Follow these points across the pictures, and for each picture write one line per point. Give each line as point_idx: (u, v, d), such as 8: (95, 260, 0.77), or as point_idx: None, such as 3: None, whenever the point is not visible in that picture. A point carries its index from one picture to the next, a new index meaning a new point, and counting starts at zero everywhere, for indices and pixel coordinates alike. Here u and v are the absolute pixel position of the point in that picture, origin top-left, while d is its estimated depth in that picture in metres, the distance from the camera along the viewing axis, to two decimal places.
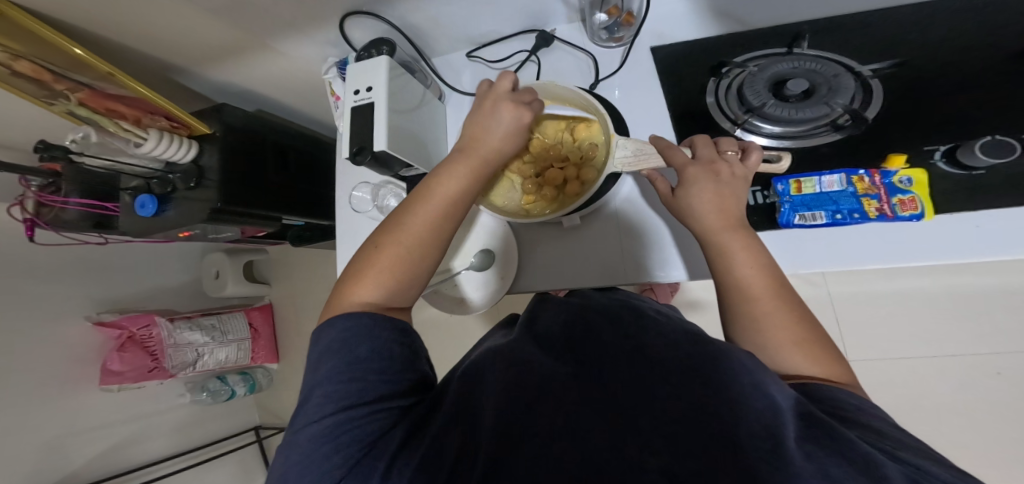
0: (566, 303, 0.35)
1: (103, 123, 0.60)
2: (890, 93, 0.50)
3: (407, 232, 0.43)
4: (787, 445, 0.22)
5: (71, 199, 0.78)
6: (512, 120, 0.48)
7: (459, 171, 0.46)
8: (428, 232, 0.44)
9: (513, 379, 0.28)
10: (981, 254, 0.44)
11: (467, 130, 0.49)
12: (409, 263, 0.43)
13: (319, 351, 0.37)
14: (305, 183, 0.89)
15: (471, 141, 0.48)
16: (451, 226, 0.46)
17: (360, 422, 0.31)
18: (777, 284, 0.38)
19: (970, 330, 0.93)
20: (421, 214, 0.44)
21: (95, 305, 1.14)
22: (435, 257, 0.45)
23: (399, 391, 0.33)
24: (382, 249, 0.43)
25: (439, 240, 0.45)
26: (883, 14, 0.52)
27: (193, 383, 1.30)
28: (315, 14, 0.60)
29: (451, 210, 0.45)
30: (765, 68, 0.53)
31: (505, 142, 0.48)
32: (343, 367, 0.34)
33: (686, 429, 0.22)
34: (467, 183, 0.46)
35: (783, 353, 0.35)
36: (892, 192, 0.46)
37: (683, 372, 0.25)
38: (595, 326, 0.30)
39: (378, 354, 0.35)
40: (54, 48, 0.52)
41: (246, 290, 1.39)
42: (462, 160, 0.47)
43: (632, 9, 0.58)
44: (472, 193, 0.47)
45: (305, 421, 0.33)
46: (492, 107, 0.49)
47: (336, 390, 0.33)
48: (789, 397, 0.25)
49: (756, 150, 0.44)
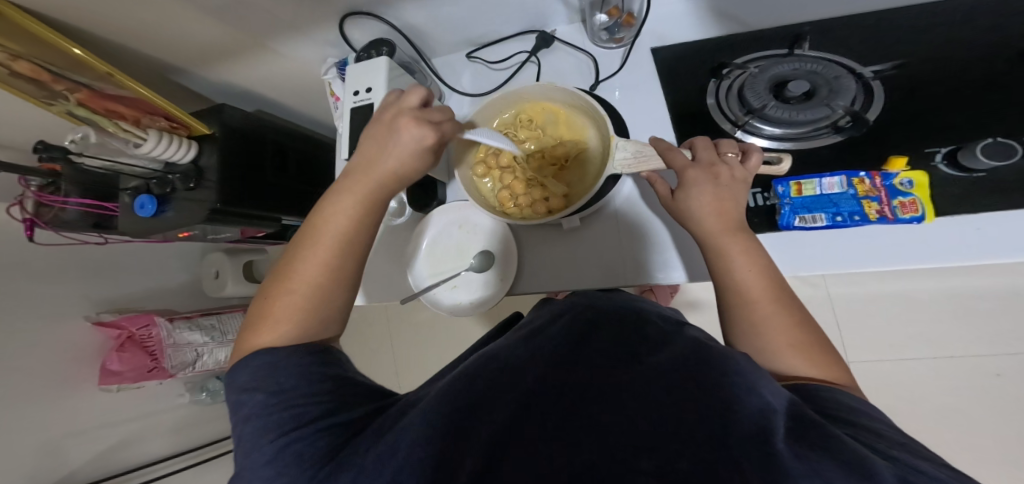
0: (567, 309, 0.35)
1: (102, 123, 0.60)
2: (891, 94, 0.49)
3: (300, 276, 0.40)
4: (777, 445, 0.21)
5: (71, 199, 0.78)
6: (411, 139, 0.43)
7: (351, 201, 0.42)
8: (322, 275, 0.40)
9: (507, 383, 0.28)
10: (981, 256, 0.44)
11: (364, 148, 0.45)
12: (306, 310, 0.39)
13: (240, 388, 0.35)
14: (304, 183, 0.89)
15: (366, 163, 0.44)
16: (352, 265, 0.42)
17: (305, 442, 0.29)
18: (778, 287, 0.38)
19: (971, 331, 0.93)
20: (315, 255, 0.40)
21: (94, 305, 1.14)
22: (339, 299, 0.41)
23: (342, 405, 0.32)
24: (279, 294, 0.39)
25: (340, 276, 0.41)
26: (884, 15, 0.52)
27: (193, 383, 1.31)
28: (314, 14, 0.60)
29: (348, 246, 0.41)
30: (766, 69, 0.53)
31: (403, 163, 0.44)
32: (275, 396, 0.33)
33: (679, 430, 0.22)
34: (362, 214, 0.42)
35: (781, 355, 0.34)
36: (893, 194, 0.46)
37: (674, 375, 0.25)
38: (592, 331, 0.30)
39: (307, 379, 0.34)
40: (54, 48, 0.51)
41: (245, 290, 1.39)
42: (359, 186, 0.43)
43: (632, 9, 0.58)
44: (368, 228, 0.43)
45: (248, 452, 0.31)
46: (391, 123, 0.44)
47: (274, 419, 0.31)
48: (782, 398, 0.25)
49: (757, 152, 0.44)
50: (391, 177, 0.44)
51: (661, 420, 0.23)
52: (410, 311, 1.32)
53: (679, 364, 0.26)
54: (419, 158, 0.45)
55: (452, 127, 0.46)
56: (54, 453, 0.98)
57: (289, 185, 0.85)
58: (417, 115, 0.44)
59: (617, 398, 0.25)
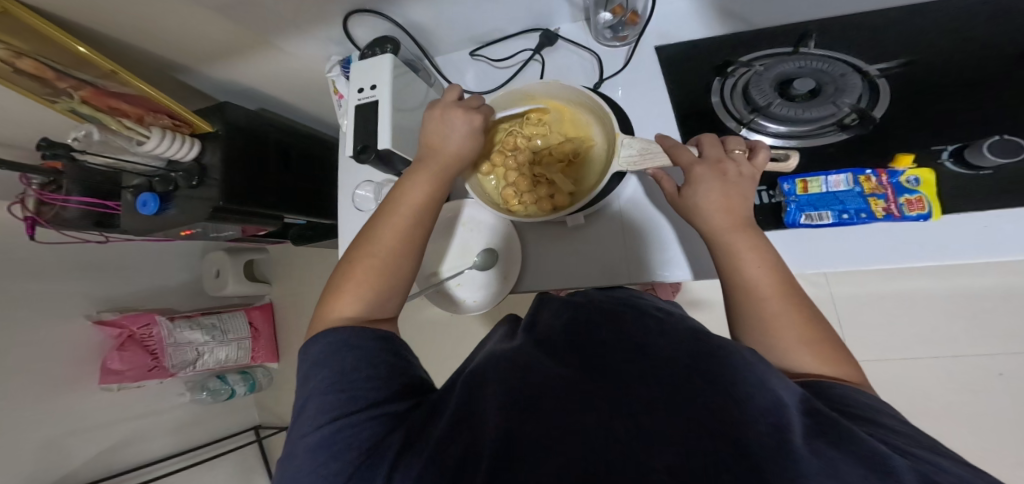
0: (566, 303, 0.34)
1: (106, 121, 0.60)
2: (896, 92, 0.49)
3: (378, 246, 0.44)
4: (793, 442, 0.21)
5: (73, 198, 0.78)
6: (465, 123, 0.50)
7: (420, 180, 0.47)
8: (398, 243, 0.44)
9: (515, 381, 0.27)
10: (988, 254, 0.44)
11: (424, 138, 0.50)
12: (384, 276, 0.43)
13: (311, 363, 0.37)
14: (306, 182, 0.89)
15: (428, 149, 0.49)
16: (422, 236, 0.46)
17: (357, 428, 0.31)
18: (786, 284, 0.38)
19: (975, 330, 0.92)
20: (393, 227, 0.44)
21: (95, 304, 1.14)
22: (410, 268, 0.45)
23: (393, 396, 0.33)
24: (357, 263, 0.43)
25: (412, 251, 0.45)
26: (887, 14, 0.52)
27: (193, 382, 1.29)
28: (318, 12, 0.60)
29: (419, 219, 0.46)
30: (771, 67, 0.53)
31: (461, 145, 0.49)
32: (334, 378, 0.34)
33: (692, 425, 0.22)
34: (430, 190, 0.47)
35: (791, 352, 0.35)
36: (899, 192, 0.46)
37: (685, 372, 0.25)
38: (597, 325, 0.30)
39: (366, 363, 0.35)
40: (58, 47, 0.51)
41: (246, 289, 1.38)
42: (425, 167, 0.48)
43: (636, 8, 0.58)
44: (435, 204, 0.47)
45: (307, 427, 0.33)
46: (443, 114, 0.50)
47: (330, 401, 0.33)
48: (794, 394, 0.25)
49: (764, 149, 0.44)
50: (453, 157, 0.49)
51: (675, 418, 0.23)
52: (412, 310, 1.32)
53: (689, 359, 0.25)
54: (473, 140, 0.50)
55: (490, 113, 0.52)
56: (55, 452, 0.98)
57: (291, 183, 0.84)
58: (464, 105, 0.50)
59: (630, 394, 0.24)
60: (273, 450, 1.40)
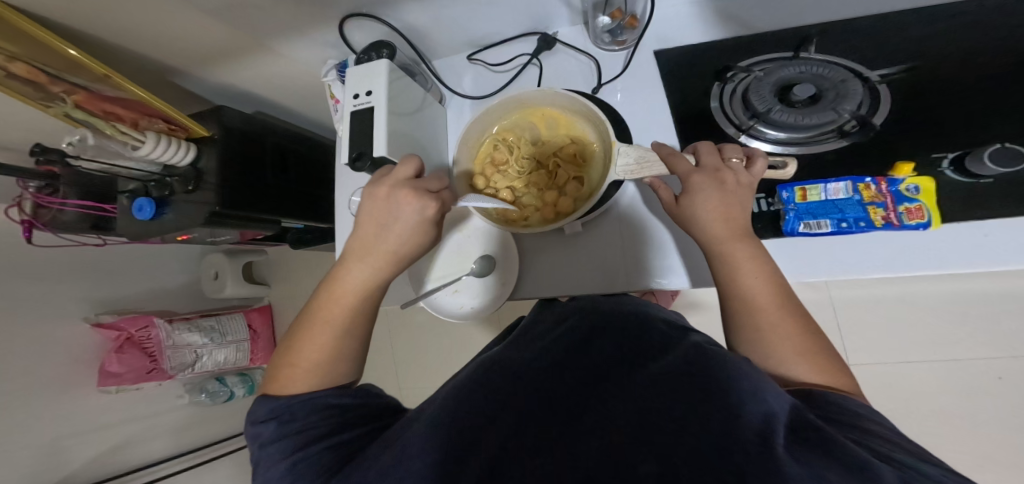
0: (559, 319, 0.35)
1: (99, 125, 0.61)
2: (898, 98, 0.49)
3: (305, 354, 0.40)
4: (775, 443, 0.21)
5: (69, 201, 0.78)
6: (411, 214, 0.43)
7: (349, 285, 0.43)
8: (326, 354, 0.41)
9: (501, 395, 0.27)
10: (990, 263, 0.43)
11: (361, 226, 0.44)
12: (315, 380, 0.39)
13: (261, 420, 0.36)
14: (304, 185, 0.88)
15: (365, 239, 0.44)
16: (355, 341, 0.43)
17: (311, 459, 0.31)
18: (782, 292, 0.37)
19: (977, 335, 0.92)
20: (318, 335, 0.41)
21: (93, 306, 1.14)
22: (346, 367, 0.42)
23: (342, 428, 0.33)
24: (287, 365, 0.40)
25: (347, 349, 0.42)
26: (888, 18, 0.52)
27: (192, 384, 1.31)
28: (315, 16, 0.59)
29: (351, 324, 0.43)
30: (771, 72, 0.52)
31: (402, 241, 0.44)
32: (286, 426, 0.34)
33: (678, 429, 0.22)
34: (358, 299, 0.43)
35: (787, 362, 0.34)
36: (898, 200, 0.45)
37: (672, 384, 0.24)
38: (585, 341, 0.30)
39: (318, 408, 0.36)
40: (52, 50, 0.51)
41: (246, 291, 1.38)
42: (358, 269, 0.44)
43: (635, 12, 0.58)
44: (365, 310, 0.44)
45: (264, 474, 0.32)
46: (389, 198, 0.44)
47: (285, 442, 0.33)
48: (785, 403, 0.25)
49: (762, 158, 0.43)
50: (390, 255, 0.44)
51: (659, 422, 0.22)
52: (411, 313, 1.32)
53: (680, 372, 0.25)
54: (418, 233, 0.44)
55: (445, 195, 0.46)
56: (51, 456, 0.96)
57: (289, 187, 0.84)
58: (416, 187, 0.44)
59: (614, 405, 0.24)
60: None
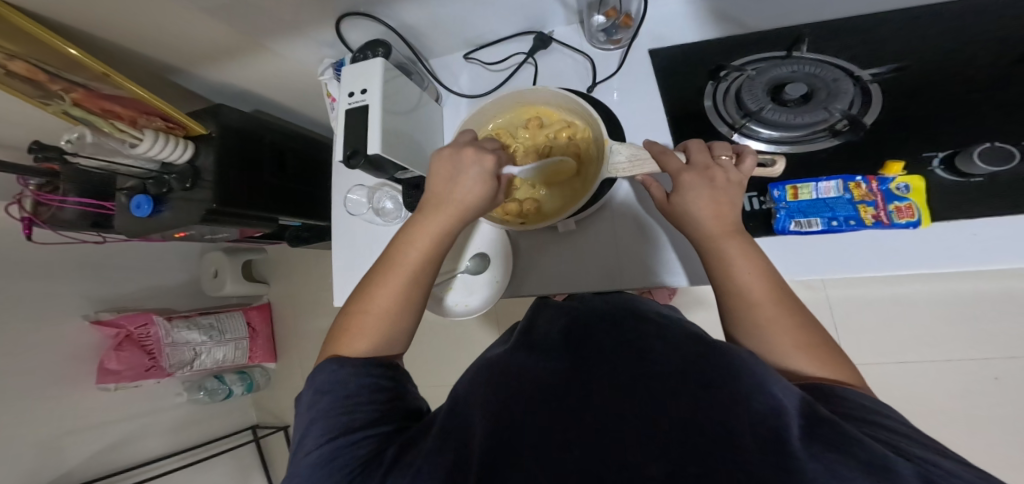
0: (564, 309, 0.34)
1: (97, 123, 0.61)
2: (890, 98, 0.49)
3: (376, 302, 0.42)
4: (791, 445, 0.21)
5: (70, 198, 0.78)
6: (480, 167, 0.46)
7: (423, 234, 0.45)
8: (395, 305, 0.42)
9: (507, 391, 0.27)
10: (982, 262, 0.43)
11: (431, 182, 0.47)
12: (380, 335, 0.41)
13: (312, 391, 0.37)
14: (303, 184, 0.89)
15: (434, 195, 0.46)
16: (421, 295, 0.44)
17: (353, 447, 0.31)
18: (778, 289, 0.37)
19: (973, 335, 0.92)
20: (387, 285, 0.43)
21: (93, 304, 1.14)
22: (407, 323, 0.43)
23: (386, 418, 0.34)
24: (356, 315, 0.42)
25: (410, 308, 0.43)
26: (879, 18, 0.52)
27: (189, 383, 1.29)
28: (312, 14, 0.59)
29: (421, 275, 0.44)
30: (764, 71, 0.53)
31: (470, 193, 0.46)
32: (336, 401, 0.35)
33: (680, 428, 0.22)
34: (431, 247, 0.44)
35: (788, 357, 0.34)
36: (889, 199, 0.45)
37: (689, 374, 0.24)
38: (594, 330, 0.29)
39: (368, 389, 0.36)
40: (49, 49, 0.51)
41: (245, 289, 1.39)
42: (433, 218, 0.45)
43: (629, 11, 0.58)
44: (436, 258, 0.45)
45: (308, 451, 0.33)
46: (453, 155, 0.47)
47: (330, 423, 0.33)
48: (795, 396, 0.25)
49: (750, 155, 0.43)
50: (462, 204, 0.46)
51: (669, 418, 0.22)
52: None
53: (684, 362, 0.25)
54: (484, 185, 0.46)
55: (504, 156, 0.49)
56: (54, 452, 0.99)
57: (289, 185, 0.85)
58: (478, 145, 0.47)
59: (620, 400, 0.24)
60: (271, 450, 1.39)
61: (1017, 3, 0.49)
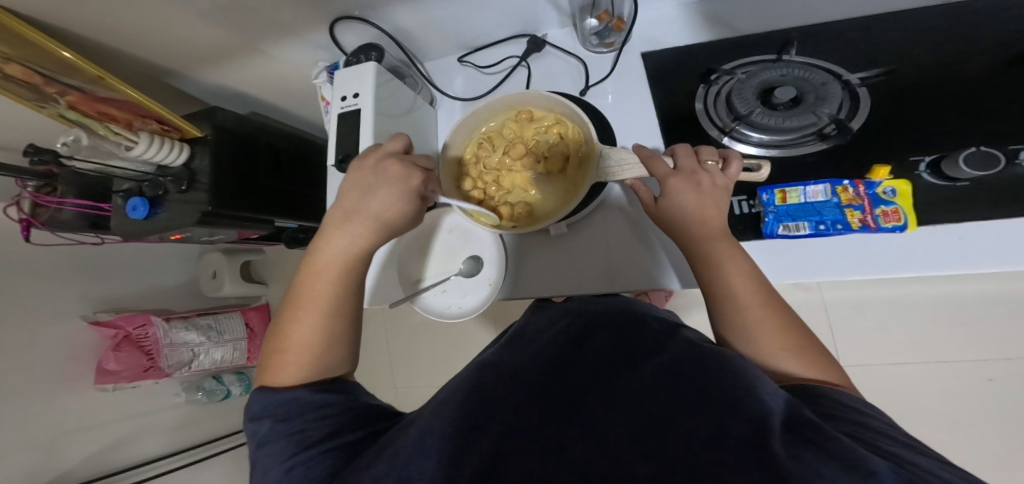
0: (552, 323, 0.35)
1: (93, 126, 0.62)
2: (879, 101, 0.50)
3: (293, 337, 0.41)
4: (770, 442, 0.20)
5: (67, 200, 0.79)
6: (394, 182, 0.45)
7: (332, 256, 0.44)
8: (318, 334, 0.41)
9: (495, 401, 0.28)
10: (970, 265, 0.43)
11: (347, 195, 0.46)
12: (306, 361, 0.40)
13: (256, 418, 0.37)
14: (299, 187, 0.90)
15: (353, 209, 0.46)
16: (345, 318, 0.43)
17: (308, 463, 0.31)
18: (766, 291, 0.37)
19: (969, 337, 0.92)
20: (304, 315, 0.42)
21: (92, 305, 1.14)
22: (340, 348, 0.42)
23: (342, 429, 0.33)
24: (275, 355, 0.41)
25: (337, 329, 0.43)
26: (868, 23, 0.52)
27: (187, 383, 1.31)
28: (307, 17, 0.60)
29: (339, 298, 0.43)
30: (753, 75, 0.53)
31: (387, 206, 0.45)
32: (284, 425, 0.35)
33: (663, 429, 0.22)
34: (343, 267, 0.44)
35: (777, 359, 0.34)
36: (876, 202, 0.46)
37: (665, 384, 0.25)
38: (578, 345, 0.30)
39: (315, 405, 0.36)
40: (44, 52, 0.52)
41: (243, 290, 1.39)
42: (342, 237, 0.45)
43: (622, 14, 0.58)
44: (354, 276, 0.44)
45: (263, 476, 0.33)
46: (373, 167, 0.46)
47: (282, 444, 0.33)
48: (780, 402, 0.24)
49: (736, 159, 0.44)
50: (375, 218, 0.45)
51: (654, 420, 0.23)
52: (406, 312, 1.32)
53: (664, 371, 0.26)
54: (404, 199, 0.46)
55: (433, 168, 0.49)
56: (50, 453, 0.97)
57: (284, 188, 0.85)
58: (402, 158, 0.46)
59: (605, 405, 0.24)
60: None
61: (1005, 7, 0.49)
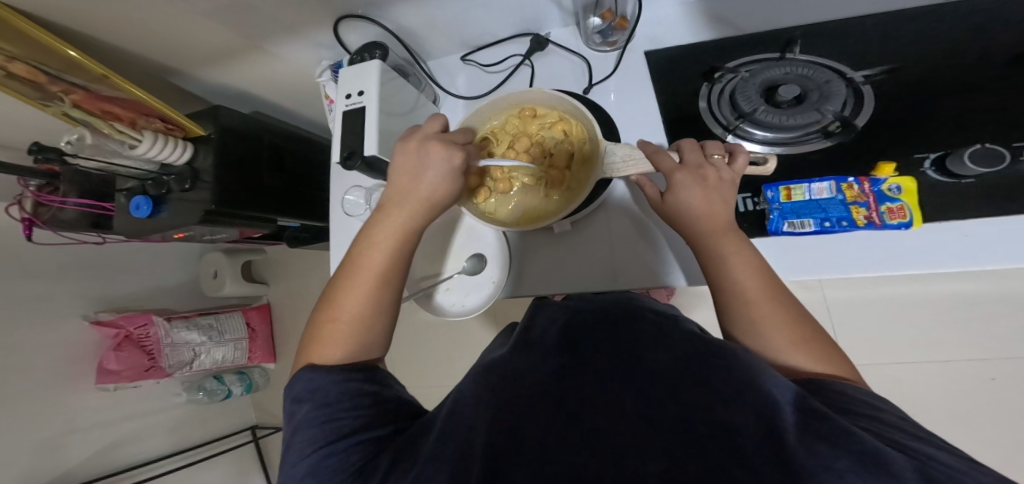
0: (563, 308, 0.34)
1: (98, 125, 0.62)
2: (883, 99, 0.50)
3: (345, 308, 0.43)
4: (786, 438, 0.21)
5: (69, 199, 0.79)
6: (441, 162, 0.46)
7: (384, 230, 0.46)
8: (366, 308, 0.43)
9: (507, 395, 0.27)
10: (975, 262, 0.43)
11: (396, 176, 0.47)
12: (352, 340, 0.41)
13: (294, 399, 0.38)
14: (302, 185, 0.90)
15: (400, 190, 0.47)
16: (393, 294, 0.45)
17: (344, 454, 0.31)
18: (774, 287, 0.37)
19: (970, 337, 0.92)
20: (358, 286, 0.43)
21: (93, 305, 1.14)
22: (383, 323, 0.44)
23: (374, 422, 0.33)
24: (326, 324, 0.42)
25: (379, 309, 0.44)
26: (871, 21, 0.52)
27: (189, 383, 1.29)
28: (311, 16, 0.60)
29: (389, 274, 0.44)
30: (757, 73, 0.53)
31: (433, 187, 0.46)
32: (319, 410, 0.35)
33: (678, 427, 0.22)
34: (395, 240, 0.45)
35: (785, 354, 0.34)
36: (881, 199, 0.46)
37: (683, 365, 0.24)
38: (590, 327, 0.29)
39: (349, 394, 0.36)
40: (49, 51, 0.52)
41: (245, 290, 1.39)
42: (394, 214, 0.46)
43: (625, 13, 0.58)
44: (404, 253, 0.46)
45: (296, 461, 0.33)
46: (418, 149, 0.47)
47: (316, 432, 0.33)
48: (790, 391, 0.25)
49: (742, 153, 0.44)
50: (427, 198, 0.47)
51: (665, 418, 0.22)
52: (407, 312, 1.32)
53: (679, 361, 0.25)
54: (449, 180, 0.47)
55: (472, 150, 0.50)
56: (54, 452, 0.99)
57: (286, 187, 0.85)
58: (444, 139, 0.47)
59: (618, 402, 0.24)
60: (270, 450, 1.39)
61: (1008, 6, 0.50)
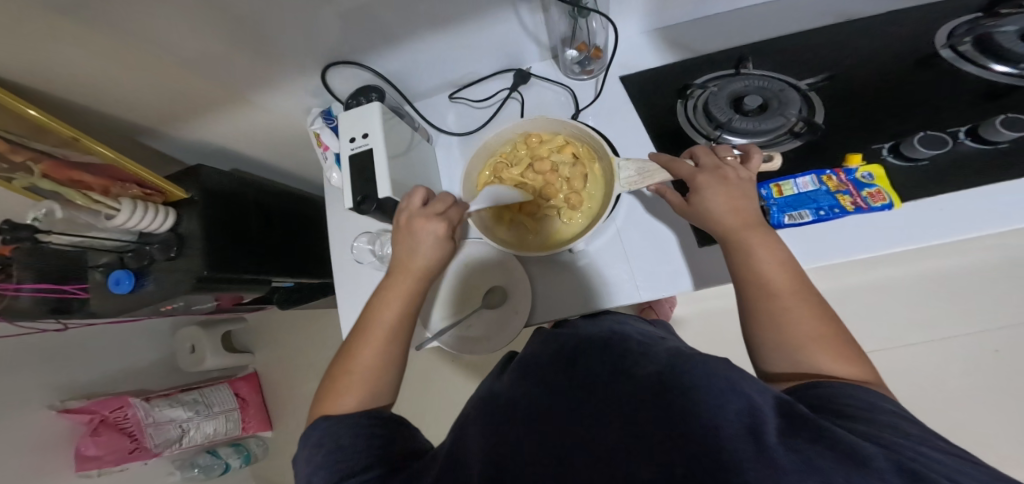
0: (558, 335, 0.36)
1: (69, 195, 0.58)
2: (830, 100, 0.58)
3: (358, 363, 0.44)
4: (766, 440, 0.22)
5: (25, 286, 0.71)
6: (431, 237, 0.49)
7: (389, 296, 0.48)
8: (376, 368, 0.44)
9: (502, 412, 0.29)
10: (953, 232, 0.49)
11: (397, 250, 0.50)
12: (366, 395, 0.43)
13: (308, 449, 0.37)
14: (289, 240, 0.88)
15: (404, 259, 0.50)
16: (399, 350, 0.46)
17: None
18: (801, 280, 0.41)
19: (940, 310, 1.03)
20: (371, 343, 0.45)
21: (59, 392, 1.00)
22: (393, 377, 0.45)
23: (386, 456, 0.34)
24: (340, 380, 0.43)
25: (393, 365, 0.45)
26: (804, 37, 0.62)
27: (181, 460, 1.21)
28: (298, 66, 0.61)
29: (399, 335, 0.46)
30: (723, 87, 0.60)
31: (429, 257, 0.50)
32: (332, 454, 0.35)
33: (657, 431, 0.23)
34: (405, 303, 0.48)
35: (812, 352, 0.37)
36: (859, 186, 0.52)
37: (659, 387, 0.26)
38: (586, 351, 0.32)
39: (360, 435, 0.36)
40: (10, 114, 0.50)
41: (225, 361, 1.32)
42: (400, 279, 0.49)
43: (598, 44, 0.64)
44: (411, 313, 0.48)
45: None
46: (408, 227, 0.50)
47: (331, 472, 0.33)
48: (771, 396, 0.26)
49: (756, 154, 0.49)
50: (423, 272, 0.49)
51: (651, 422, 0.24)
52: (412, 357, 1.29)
53: (661, 377, 0.27)
54: (440, 249, 0.50)
55: (456, 213, 0.52)
56: None
57: (273, 242, 0.82)
58: (427, 213, 0.50)
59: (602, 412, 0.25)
60: None
61: (907, 25, 0.60)
